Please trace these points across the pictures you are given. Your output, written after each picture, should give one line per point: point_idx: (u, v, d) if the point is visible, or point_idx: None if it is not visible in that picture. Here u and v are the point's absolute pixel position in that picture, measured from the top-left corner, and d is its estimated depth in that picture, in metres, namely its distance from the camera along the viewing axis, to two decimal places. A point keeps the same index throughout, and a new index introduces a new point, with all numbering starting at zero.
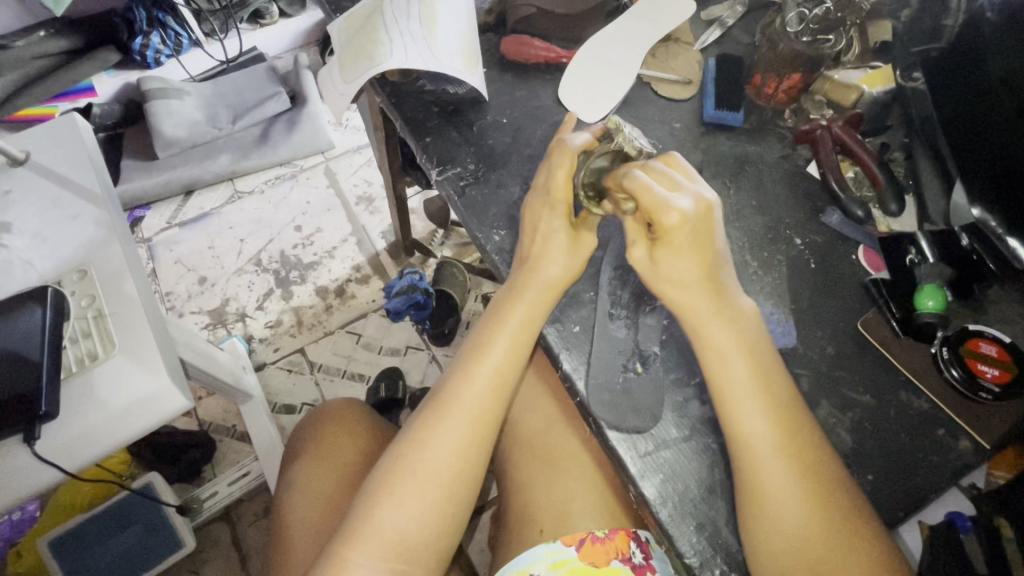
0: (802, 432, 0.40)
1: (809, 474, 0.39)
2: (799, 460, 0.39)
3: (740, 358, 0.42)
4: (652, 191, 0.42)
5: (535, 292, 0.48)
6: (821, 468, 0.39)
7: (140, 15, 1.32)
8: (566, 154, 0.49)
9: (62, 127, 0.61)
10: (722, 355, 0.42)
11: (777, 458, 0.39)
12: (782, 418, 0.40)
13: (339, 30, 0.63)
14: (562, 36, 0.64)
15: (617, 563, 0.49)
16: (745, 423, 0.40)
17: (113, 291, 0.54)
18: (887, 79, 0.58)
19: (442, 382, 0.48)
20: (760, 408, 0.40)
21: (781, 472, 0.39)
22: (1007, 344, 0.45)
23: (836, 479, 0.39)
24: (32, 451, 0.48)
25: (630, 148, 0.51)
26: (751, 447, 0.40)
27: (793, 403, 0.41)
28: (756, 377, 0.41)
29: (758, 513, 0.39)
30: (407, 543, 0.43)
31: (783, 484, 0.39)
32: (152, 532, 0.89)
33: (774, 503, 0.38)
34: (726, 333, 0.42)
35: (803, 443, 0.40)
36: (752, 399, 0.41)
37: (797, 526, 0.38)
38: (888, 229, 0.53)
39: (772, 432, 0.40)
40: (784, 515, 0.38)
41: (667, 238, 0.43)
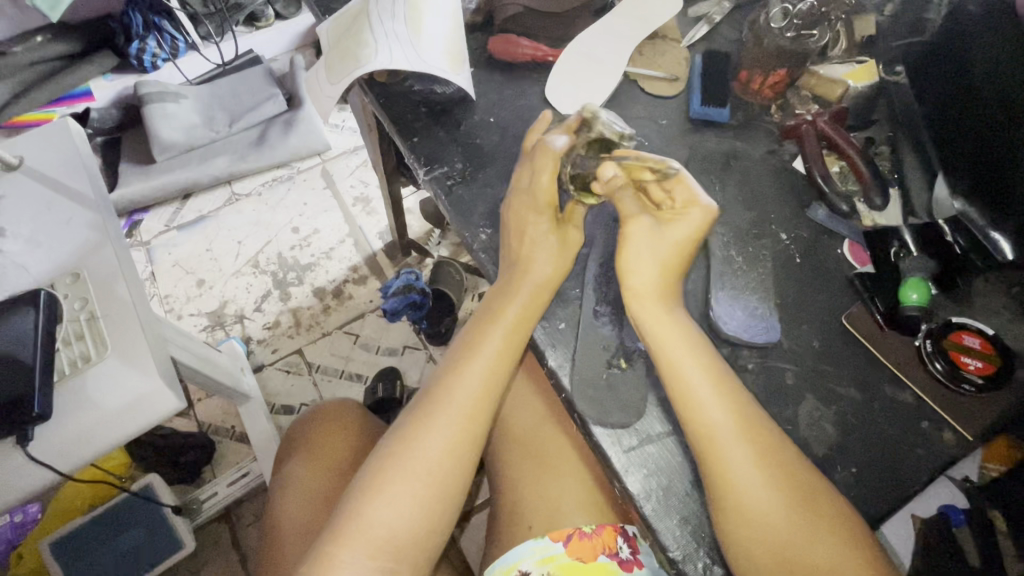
0: (755, 417, 0.42)
1: (767, 457, 0.40)
2: (756, 445, 0.40)
3: (689, 351, 0.43)
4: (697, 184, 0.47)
5: (526, 292, 0.48)
6: (777, 450, 0.41)
7: (135, 20, 1.33)
8: (547, 157, 0.49)
9: (56, 131, 0.62)
10: (676, 348, 0.43)
11: (739, 443, 0.40)
12: (736, 405, 0.42)
13: (328, 32, 0.64)
14: (549, 35, 0.64)
15: (604, 558, 0.50)
16: (706, 412, 0.41)
17: (106, 294, 0.54)
18: (870, 74, 0.57)
19: (431, 381, 0.49)
20: (716, 396, 0.42)
21: (744, 456, 0.40)
22: (989, 336, 0.46)
23: (793, 462, 0.41)
24: (26, 452, 0.48)
25: (612, 133, 0.51)
26: (712, 435, 0.41)
27: (742, 391, 0.43)
28: (707, 368, 0.43)
29: (730, 502, 0.39)
30: (396, 540, 0.43)
31: (747, 469, 0.40)
32: (152, 533, 0.89)
33: (742, 491, 0.39)
34: (676, 326, 0.44)
35: (760, 428, 0.41)
36: (708, 387, 0.42)
37: (765, 509, 0.39)
38: (873, 223, 0.53)
39: (730, 418, 0.41)
40: (752, 499, 0.39)
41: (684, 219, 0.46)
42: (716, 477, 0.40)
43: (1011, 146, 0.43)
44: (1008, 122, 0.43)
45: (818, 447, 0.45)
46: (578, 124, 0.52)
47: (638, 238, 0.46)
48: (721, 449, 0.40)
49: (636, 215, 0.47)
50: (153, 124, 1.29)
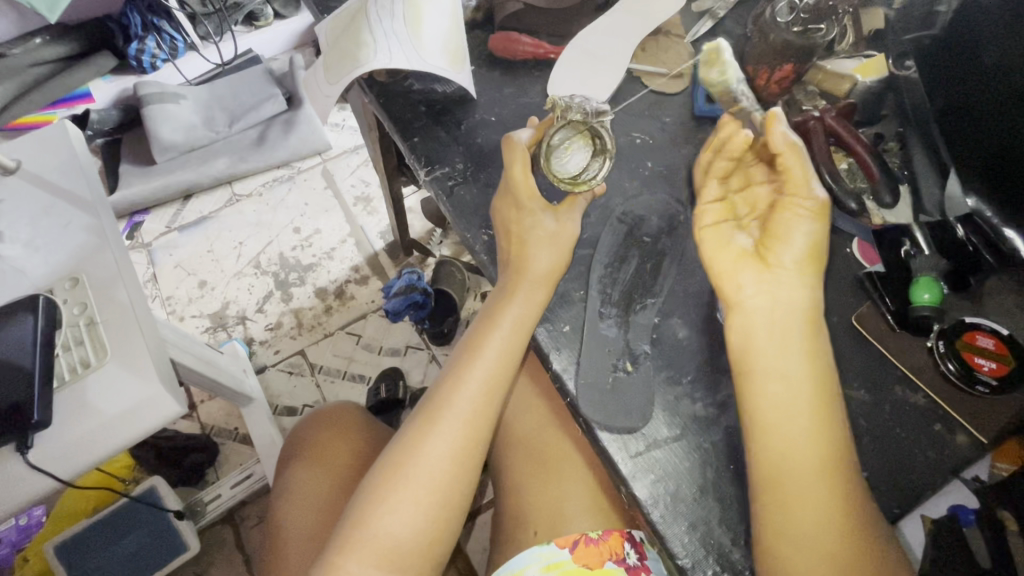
0: (844, 458, 0.38)
1: (841, 495, 0.37)
2: (833, 478, 0.37)
3: (800, 370, 0.39)
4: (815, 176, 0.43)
5: (524, 291, 0.48)
6: (852, 487, 0.37)
7: (135, 20, 1.34)
8: (516, 153, 0.50)
9: (53, 134, 0.61)
10: (789, 362, 0.39)
11: (815, 477, 0.37)
12: (827, 435, 0.38)
13: (326, 31, 0.63)
14: (550, 31, 0.63)
15: (611, 565, 0.49)
16: (789, 444, 0.38)
17: (106, 299, 0.54)
18: (881, 67, 0.57)
19: (436, 385, 0.48)
20: (808, 422, 0.38)
21: (817, 493, 0.37)
22: (1004, 337, 0.45)
23: (862, 499, 0.37)
24: (25, 459, 0.48)
25: (575, 113, 0.53)
26: (784, 462, 0.38)
27: (839, 421, 0.39)
28: (815, 399, 0.38)
29: (777, 529, 0.37)
30: (401, 550, 0.43)
31: (813, 503, 0.37)
32: (155, 536, 0.89)
33: (807, 528, 0.36)
34: (797, 340, 0.39)
35: (845, 465, 0.38)
36: (801, 411, 0.38)
37: (817, 544, 0.36)
38: (883, 221, 0.51)
39: (810, 448, 0.37)
40: (805, 532, 0.36)
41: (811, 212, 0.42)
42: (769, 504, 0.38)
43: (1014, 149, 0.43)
44: (1012, 127, 0.42)
45: None
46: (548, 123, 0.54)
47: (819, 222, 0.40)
48: (796, 485, 0.37)
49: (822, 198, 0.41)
50: (153, 125, 1.28)
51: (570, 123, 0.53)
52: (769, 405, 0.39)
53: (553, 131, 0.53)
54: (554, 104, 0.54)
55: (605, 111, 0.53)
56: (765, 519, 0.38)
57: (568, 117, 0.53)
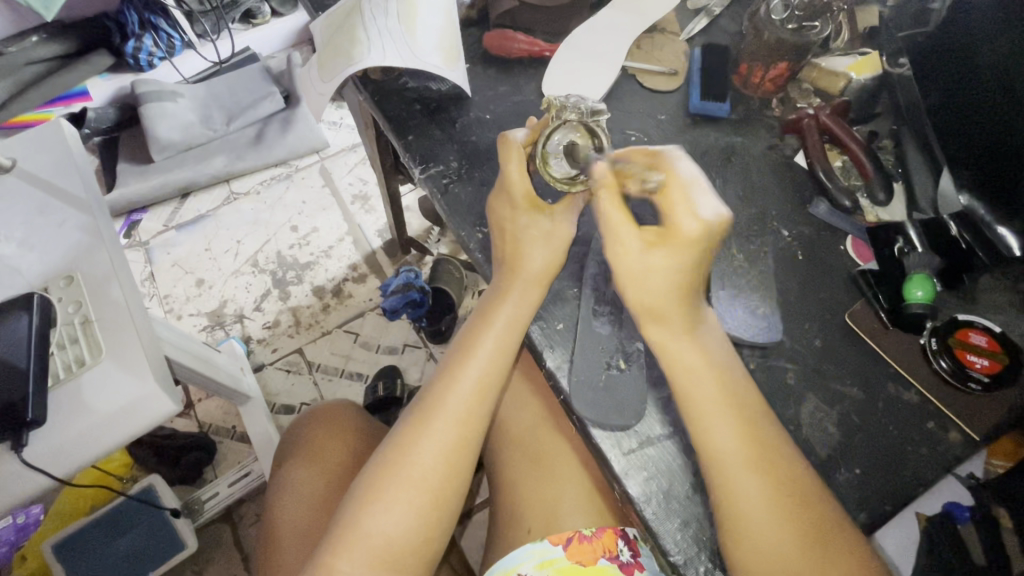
0: (775, 446, 0.39)
1: (782, 490, 0.38)
2: (770, 474, 0.38)
3: (706, 374, 0.41)
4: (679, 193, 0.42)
5: (518, 291, 0.47)
6: (794, 479, 0.39)
7: (131, 18, 1.32)
8: (512, 152, 0.49)
9: (48, 132, 0.61)
10: (693, 372, 0.41)
11: (748, 475, 0.38)
12: (752, 432, 0.40)
13: (320, 28, 0.63)
14: (546, 29, 0.63)
15: (605, 561, 0.49)
16: (714, 435, 0.39)
17: (100, 298, 0.53)
18: (874, 66, 0.58)
19: (429, 385, 0.48)
20: (729, 423, 0.40)
21: (752, 481, 0.38)
22: (996, 334, 0.45)
23: (810, 491, 0.39)
24: (20, 458, 0.48)
25: (573, 111, 0.51)
26: (722, 467, 0.39)
27: (762, 416, 0.40)
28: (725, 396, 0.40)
29: (734, 531, 0.38)
30: (394, 549, 0.43)
31: (756, 499, 0.38)
32: (152, 534, 0.89)
33: (748, 518, 0.38)
34: (692, 350, 0.42)
35: (773, 455, 0.39)
36: (721, 417, 0.40)
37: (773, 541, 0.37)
38: (876, 218, 0.53)
39: (740, 447, 0.39)
40: (760, 530, 0.37)
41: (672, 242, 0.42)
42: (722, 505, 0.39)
43: (1003, 141, 0.43)
44: (1004, 121, 0.43)
45: (820, 448, 0.44)
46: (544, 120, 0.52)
47: (686, 244, 0.41)
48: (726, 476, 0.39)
49: (706, 218, 0.41)
50: (150, 123, 1.28)
51: (567, 123, 0.51)
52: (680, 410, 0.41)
53: (549, 133, 0.50)
54: (550, 103, 0.52)
55: (602, 110, 0.51)
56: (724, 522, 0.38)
57: (565, 117, 0.51)
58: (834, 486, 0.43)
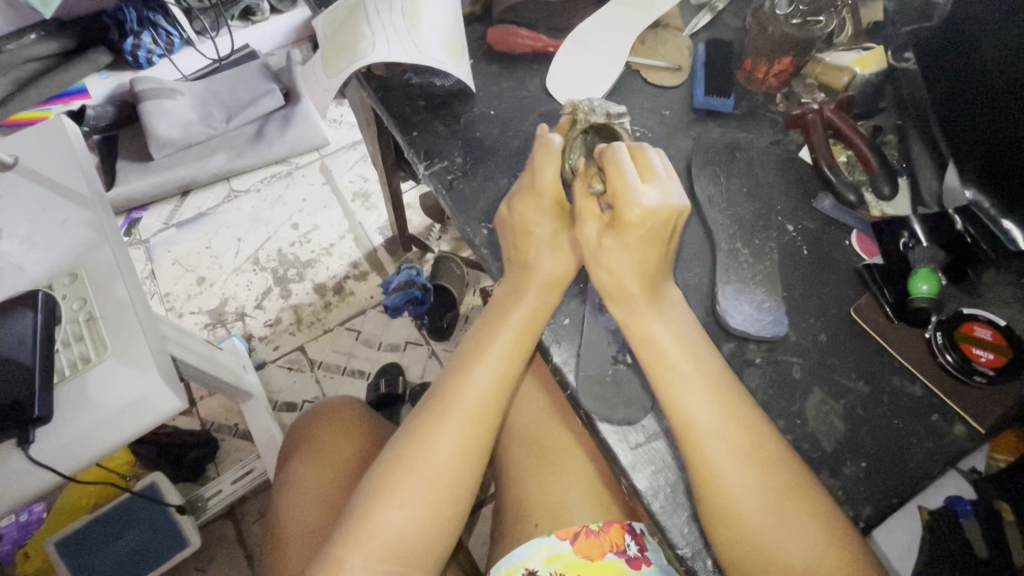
0: (749, 416, 0.41)
1: (757, 457, 0.39)
2: (746, 442, 0.40)
3: (673, 345, 0.43)
4: (625, 179, 0.43)
5: (535, 292, 0.48)
6: (767, 449, 0.40)
7: (129, 15, 1.30)
8: (550, 155, 0.47)
9: (51, 130, 0.61)
10: (659, 343, 0.43)
11: (722, 442, 0.39)
12: (724, 401, 0.41)
13: (323, 24, 0.62)
14: (549, 25, 0.63)
15: (612, 556, 0.50)
16: (685, 405, 0.41)
17: (105, 295, 0.53)
18: (879, 60, 0.57)
19: (441, 381, 0.48)
20: (702, 393, 0.41)
21: (725, 449, 0.39)
22: (1001, 328, 0.45)
23: (784, 462, 0.39)
24: (26, 454, 0.48)
25: (599, 115, 0.51)
26: (695, 434, 0.40)
27: (733, 387, 0.42)
28: (693, 364, 0.42)
29: (712, 499, 0.39)
30: (406, 544, 0.43)
31: (730, 467, 0.39)
32: (156, 532, 0.89)
33: (724, 487, 0.38)
34: (658, 324, 0.44)
35: (748, 423, 0.40)
36: (691, 386, 0.41)
37: (750, 507, 0.38)
38: (882, 213, 0.52)
39: (714, 416, 0.40)
40: (736, 496, 0.38)
41: (621, 230, 0.44)
42: (699, 473, 0.39)
43: (1005, 133, 0.43)
44: (1005, 112, 0.43)
45: (826, 441, 0.44)
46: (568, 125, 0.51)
47: (631, 230, 0.43)
48: (698, 443, 0.40)
49: (648, 205, 0.43)
50: (150, 121, 1.28)
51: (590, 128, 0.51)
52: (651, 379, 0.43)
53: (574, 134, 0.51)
54: (573, 107, 0.51)
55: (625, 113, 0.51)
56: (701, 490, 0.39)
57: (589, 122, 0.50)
58: (840, 480, 0.43)
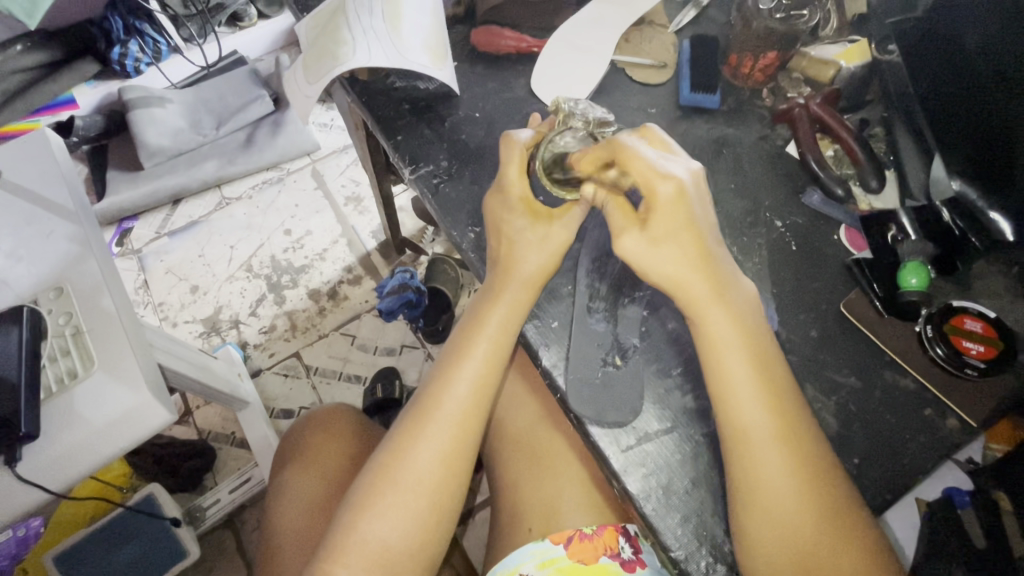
0: (798, 422, 0.39)
1: (801, 460, 0.38)
2: (793, 450, 0.38)
3: (738, 345, 0.40)
4: (642, 158, 0.41)
5: (512, 292, 0.47)
6: (815, 457, 0.38)
7: (117, 24, 1.30)
8: (514, 150, 0.48)
9: (33, 143, 0.60)
10: (722, 341, 0.40)
11: (773, 450, 0.38)
12: (779, 409, 0.39)
13: (305, 30, 0.62)
14: (532, 24, 0.63)
15: (606, 559, 0.49)
16: (743, 411, 0.39)
17: (91, 308, 0.53)
18: (863, 53, 0.56)
19: (423, 387, 0.48)
20: (757, 396, 0.39)
21: (777, 457, 0.38)
22: (991, 320, 0.45)
23: (829, 467, 0.38)
24: (14, 472, 0.47)
25: (578, 121, 0.50)
26: (745, 436, 0.38)
27: (788, 394, 0.40)
28: (753, 363, 0.40)
29: (750, 501, 0.38)
30: (391, 555, 0.43)
31: (780, 477, 0.37)
32: (154, 544, 0.88)
33: (773, 498, 0.37)
34: (723, 318, 0.40)
35: (798, 429, 0.39)
36: (748, 389, 0.39)
37: (790, 514, 0.37)
38: (869, 207, 0.53)
39: (768, 424, 0.38)
40: (777, 503, 0.37)
41: (660, 211, 0.40)
42: (739, 473, 0.38)
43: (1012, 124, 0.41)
44: (1008, 100, 0.41)
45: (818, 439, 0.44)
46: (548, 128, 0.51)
47: (671, 208, 0.40)
48: (753, 450, 0.38)
49: (680, 177, 0.41)
50: (139, 130, 1.27)
51: (573, 130, 0.50)
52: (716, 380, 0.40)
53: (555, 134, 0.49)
54: (557, 107, 0.50)
55: (609, 121, 0.50)
56: (739, 493, 0.38)
57: (571, 124, 0.50)
58: None
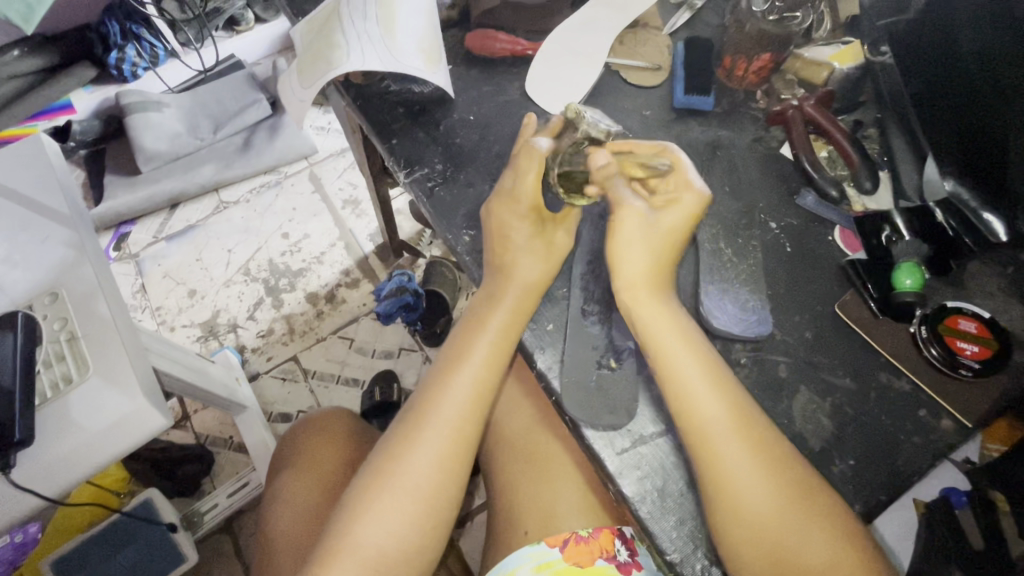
0: (752, 415, 0.41)
1: (764, 456, 0.39)
2: (752, 441, 0.39)
3: (681, 344, 0.43)
4: (686, 169, 0.48)
5: (512, 297, 0.47)
6: (774, 447, 0.40)
7: (113, 29, 1.30)
8: (533, 158, 0.48)
9: (28, 147, 0.60)
10: (666, 341, 0.43)
11: (733, 442, 0.39)
12: (733, 401, 0.41)
13: (300, 34, 0.62)
14: (526, 28, 0.63)
15: (602, 562, 0.49)
16: (699, 406, 0.41)
17: (86, 313, 0.53)
18: (857, 54, 0.57)
19: (420, 391, 0.48)
20: (713, 395, 0.41)
21: (737, 447, 0.39)
22: (985, 320, 0.45)
23: (791, 458, 0.40)
24: (8, 478, 0.47)
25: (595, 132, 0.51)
26: (705, 433, 0.40)
27: (737, 388, 0.42)
28: (699, 361, 0.42)
29: (721, 498, 0.38)
30: (387, 559, 0.42)
31: (742, 469, 0.39)
32: (150, 550, 0.87)
33: (740, 489, 0.38)
34: (664, 319, 0.44)
35: (753, 421, 0.40)
36: (701, 384, 0.41)
37: (759, 504, 0.38)
38: (863, 208, 0.52)
39: (723, 416, 0.40)
40: (745, 494, 0.38)
41: (675, 205, 0.47)
42: (706, 470, 0.39)
43: (1005, 128, 0.41)
44: (1004, 103, 0.41)
45: (814, 441, 0.44)
46: (560, 127, 0.52)
47: (687, 211, 0.46)
48: (713, 443, 0.39)
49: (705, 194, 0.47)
50: (137, 134, 1.27)
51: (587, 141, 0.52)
52: (669, 379, 0.42)
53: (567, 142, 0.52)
54: (578, 116, 0.51)
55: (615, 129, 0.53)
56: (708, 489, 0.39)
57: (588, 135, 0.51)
58: (829, 480, 0.43)
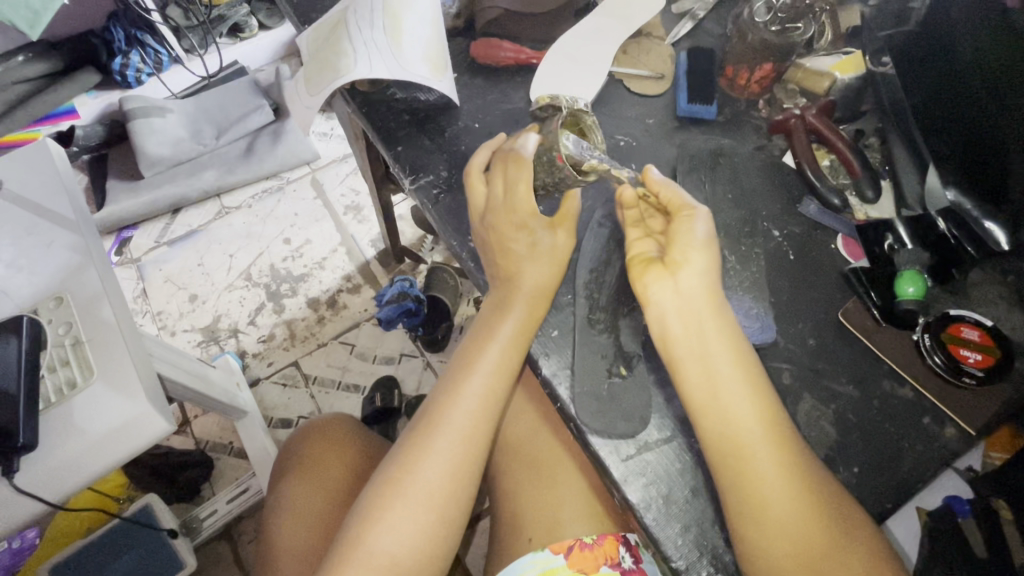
0: (782, 422, 0.40)
1: (791, 462, 0.38)
2: (782, 450, 0.39)
3: (723, 347, 0.41)
4: None
5: (521, 305, 0.47)
6: (801, 456, 0.39)
7: (118, 35, 1.33)
8: (521, 169, 0.49)
9: (35, 154, 0.61)
10: (710, 342, 0.41)
11: (764, 449, 0.38)
12: (766, 408, 0.40)
13: (306, 42, 0.63)
14: (530, 37, 0.64)
15: (606, 569, 0.49)
16: (734, 412, 0.40)
17: (91, 317, 0.53)
18: (858, 64, 0.58)
19: (431, 398, 0.48)
20: (746, 399, 0.40)
21: (767, 456, 0.38)
22: (987, 328, 0.46)
23: (815, 467, 0.39)
24: (11, 484, 0.47)
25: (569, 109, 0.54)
26: (739, 440, 0.39)
27: (772, 395, 0.41)
28: (737, 365, 0.41)
29: (750, 507, 0.38)
30: (398, 568, 0.42)
31: (772, 480, 0.38)
32: (148, 557, 0.87)
33: (768, 498, 0.37)
34: (709, 319, 0.42)
35: (783, 430, 0.40)
36: (737, 389, 0.40)
37: (788, 514, 0.37)
38: (865, 216, 0.53)
39: (756, 423, 0.39)
40: (774, 503, 0.37)
41: None
42: (734, 478, 0.38)
43: (1006, 135, 0.41)
44: (1003, 113, 0.41)
45: (818, 448, 0.44)
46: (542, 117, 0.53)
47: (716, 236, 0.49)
48: (745, 450, 0.39)
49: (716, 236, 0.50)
50: (140, 140, 1.28)
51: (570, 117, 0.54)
52: (710, 382, 0.41)
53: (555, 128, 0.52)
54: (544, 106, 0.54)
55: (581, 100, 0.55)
56: (733, 497, 0.38)
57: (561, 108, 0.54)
58: None
